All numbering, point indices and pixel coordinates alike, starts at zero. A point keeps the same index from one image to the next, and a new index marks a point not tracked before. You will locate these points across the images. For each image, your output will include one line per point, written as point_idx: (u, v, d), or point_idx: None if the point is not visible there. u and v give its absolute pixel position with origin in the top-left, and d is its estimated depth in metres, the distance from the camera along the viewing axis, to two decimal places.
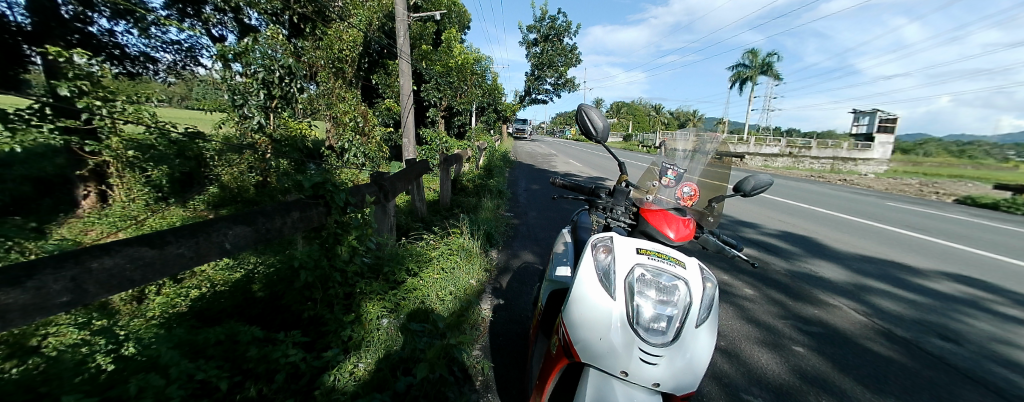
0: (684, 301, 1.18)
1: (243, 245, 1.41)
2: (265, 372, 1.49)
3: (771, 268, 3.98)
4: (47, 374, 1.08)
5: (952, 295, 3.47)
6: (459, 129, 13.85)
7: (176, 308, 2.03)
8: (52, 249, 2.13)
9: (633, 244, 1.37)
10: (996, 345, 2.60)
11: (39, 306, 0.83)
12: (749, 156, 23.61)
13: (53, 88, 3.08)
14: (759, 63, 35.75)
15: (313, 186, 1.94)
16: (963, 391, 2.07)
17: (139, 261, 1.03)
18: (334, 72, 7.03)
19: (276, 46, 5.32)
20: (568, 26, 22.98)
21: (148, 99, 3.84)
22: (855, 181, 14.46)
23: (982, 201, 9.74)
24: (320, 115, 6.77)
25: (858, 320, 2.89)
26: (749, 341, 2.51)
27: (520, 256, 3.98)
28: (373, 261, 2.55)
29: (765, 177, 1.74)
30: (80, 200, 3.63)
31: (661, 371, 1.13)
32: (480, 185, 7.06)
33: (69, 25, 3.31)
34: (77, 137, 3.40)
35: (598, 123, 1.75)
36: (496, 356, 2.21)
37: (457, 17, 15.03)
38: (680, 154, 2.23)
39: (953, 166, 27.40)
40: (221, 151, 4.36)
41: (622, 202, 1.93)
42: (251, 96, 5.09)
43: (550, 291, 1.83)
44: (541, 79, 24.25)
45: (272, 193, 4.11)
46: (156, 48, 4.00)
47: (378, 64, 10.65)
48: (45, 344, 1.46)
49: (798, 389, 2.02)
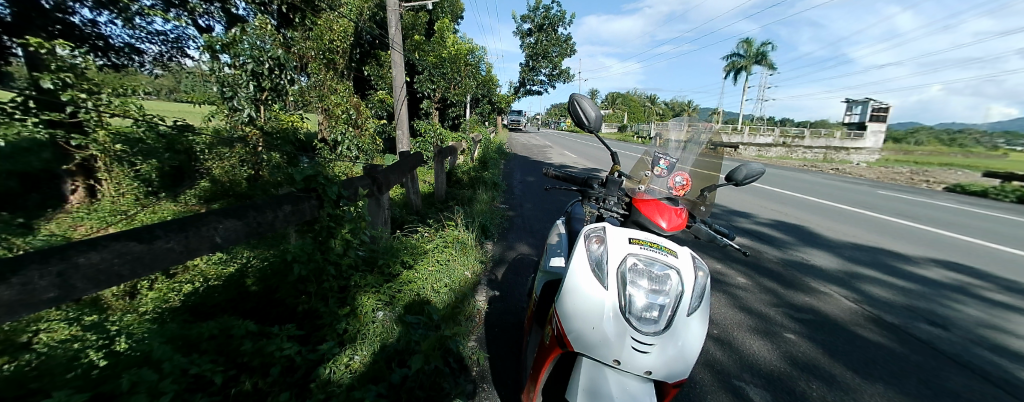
0: (676, 290, 1.19)
1: (234, 239, 1.39)
2: (260, 366, 1.48)
3: (763, 256, 4.04)
4: (40, 370, 1.07)
5: (941, 281, 3.55)
6: (452, 121, 13.76)
7: (169, 304, 2.00)
8: (41, 244, 2.07)
9: (626, 234, 1.37)
10: (982, 330, 2.68)
11: (26, 302, 0.81)
12: (744, 146, 23.59)
13: (36, 81, 2.92)
14: (753, 53, 35.72)
15: (305, 179, 1.90)
16: (950, 376, 2.13)
17: (127, 256, 1.01)
18: (324, 63, 6.87)
19: (265, 37, 5.11)
20: (563, 15, 22.57)
21: (134, 91, 3.85)
22: (847, 170, 14.56)
23: (971, 189, 9.91)
24: (312, 107, 6.62)
25: (849, 307, 2.95)
26: (741, 329, 2.55)
27: (516, 248, 4.00)
28: (367, 254, 2.50)
29: (757, 166, 1.74)
30: (69, 195, 3.55)
31: (653, 359, 1.15)
32: (476, 177, 7.03)
33: (50, 16, 3.02)
34: (63, 131, 3.26)
35: (591, 113, 1.73)
36: (490, 346, 2.23)
37: (450, 7, 14.73)
38: (672, 144, 2.25)
39: (943, 154, 27.75)
40: (211, 145, 4.28)
41: (614, 192, 1.93)
42: (240, 89, 4.98)
43: (544, 282, 1.84)
44: (535, 69, 24.06)
45: (265, 187, 4.05)
46: (141, 39, 3.84)
47: (370, 55, 10.40)
48: (36, 340, 1.41)
49: (788, 375, 2.07)
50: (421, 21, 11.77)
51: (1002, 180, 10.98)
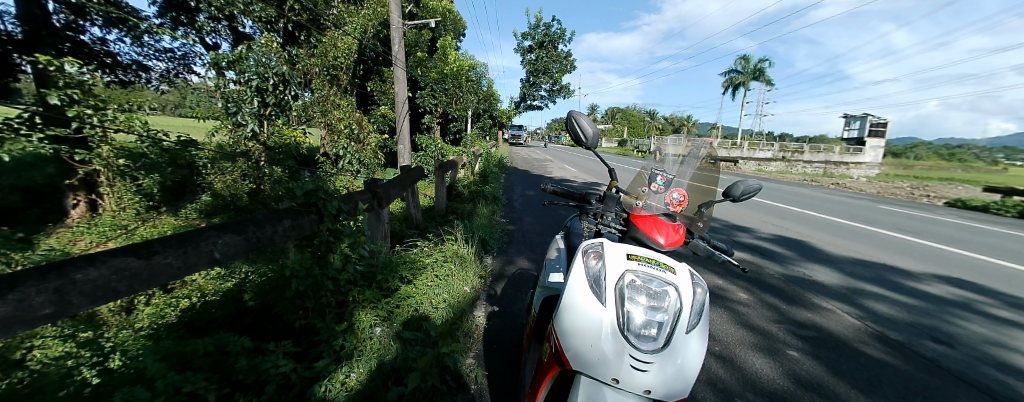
0: (674, 307, 1.18)
1: (233, 254, 1.39)
2: (255, 384, 1.45)
3: (765, 272, 4.01)
4: (32, 387, 1.06)
5: (945, 298, 3.50)
6: (454, 136, 13.90)
7: (165, 319, 1.99)
8: (40, 259, 2.08)
9: (624, 250, 1.37)
10: (988, 348, 2.62)
11: (20, 319, 0.81)
12: (743, 161, 23.65)
13: (43, 96, 3.01)
14: (750, 69, 36.34)
15: (305, 193, 1.91)
16: (957, 394, 2.07)
17: (124, 272, 1.02)
18: (329, 79, 6.99)
19: (271, 54, 5.26)
20: (563, 32, 22.98)
21: (139, 107, 3.82)
22: (847, 184, 14.60)
23: (972, 204, 9.91)
24: (314, 122, 6.70)
25: (852, 324, 2.91)
26: (743, 346, 2.51)
27: (515, 262, 3.99)
28: (366, 269, 2.49)
29: (754, 182, 1.75)
30: (69, 210, 3.57)
31: (652, 378, 1.13)
32: (476, 190, 7.06)
33: (60, 35, 3.22)
34: (67, 147, 3.36)
35: (588, 130, 1.76)
36: (489, 363, 2.20)
37: (452, 24, 15.07)
38: (670, 158, 2.23)
39: (942, 169, 27.88)
40: (214, 159, 4.24)
41: (612, 207, 1.95)
42: (245, 104, 4.97)
43: (544, 297, 1.82)
44: (535, 85, 24.43)
45: (265, 201, 3.96)
46: (149, 56, 3.96)
47: (374, 71, 10.60)
48: (29, 357, 1.39)
49: (792, 393, 2.02)
50: (423, 39, 12.04)
51: (1002, 195, 10.98)
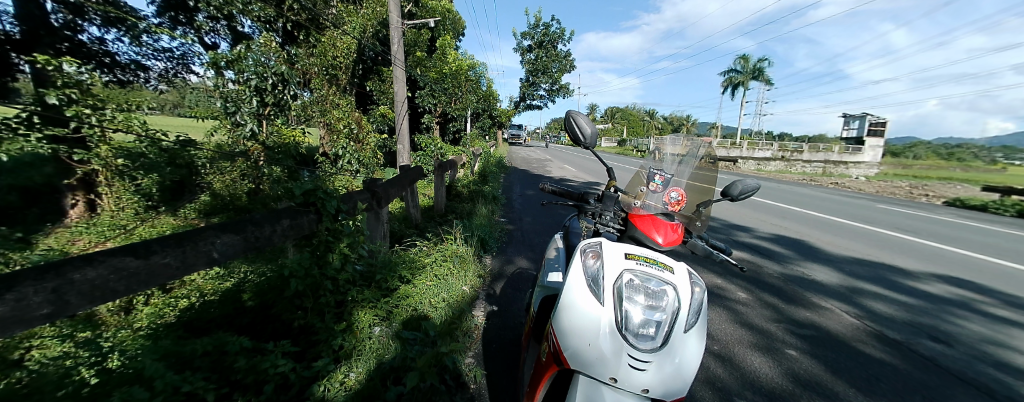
0: (672, 306, 1.18)
1: (231, 254, 1.39)
2: (254, 383, 1.45)
3: (764, 271, 4.02)
4: (31, 387, 1.06)
5: (944, 297, 3.51)
6: (454, 136, 13.89)
7: (164, 319, 1.98)
8: (38, 260, 2.07)
9: (622, 249, 1.38)
10: (987, 347, 2.63)
11: (18, 318, 0.81)
12: (743, 161, 23.65)
13: (42, 96, 3.00)
14: (750, 69, 36.36)
15: (304, 193, 1.91)
16: (955, 393, 2.08)
17: (122, 272, 1.02)
18: (329, 78, 6.98)
19: (270, 54, 5.24)
20: (563, 32, 22.95)
21: (138, 107, 3.78)
22: (847, 184, 14.61)
23: (971, 204, 9.92)
24: (314, 122, 6.70)
25: (851, 323, 2.92)
26: (742, 345, 2.51)
27: (515, 262, 3.99)
28: (365, 269, 2.49)
29: (752, 182, 1.75)
30: (68, 210, 3.52)
31: (650, 377, 1.14)
32: (476, 190, 7.05)
33: (58, 34, 3.20)
34: (66, 146, 3.34)
35: (587, 130, 1.76)
36: (488, 362, 2.20)
37: (451, 23, 15.05)
38: (669, 157, 2.24)
39: (941, 168, 27.93)
40: (212, 160, 4.32)
41: (610, 207, 1.96)
42: (243, 104, 4.96)
43: (542, 297, 1.83)
44: (535, 85, 24.41)
45: (264, 201, 4.02)
46: (148, 56, 3.94)
47: (374, 70, 10.57)
48: (28, 356, 1.39)
49: (791, 392, 2.03)
50: (423, 38, 12.02)
51: (1001, 195, 10.99)
